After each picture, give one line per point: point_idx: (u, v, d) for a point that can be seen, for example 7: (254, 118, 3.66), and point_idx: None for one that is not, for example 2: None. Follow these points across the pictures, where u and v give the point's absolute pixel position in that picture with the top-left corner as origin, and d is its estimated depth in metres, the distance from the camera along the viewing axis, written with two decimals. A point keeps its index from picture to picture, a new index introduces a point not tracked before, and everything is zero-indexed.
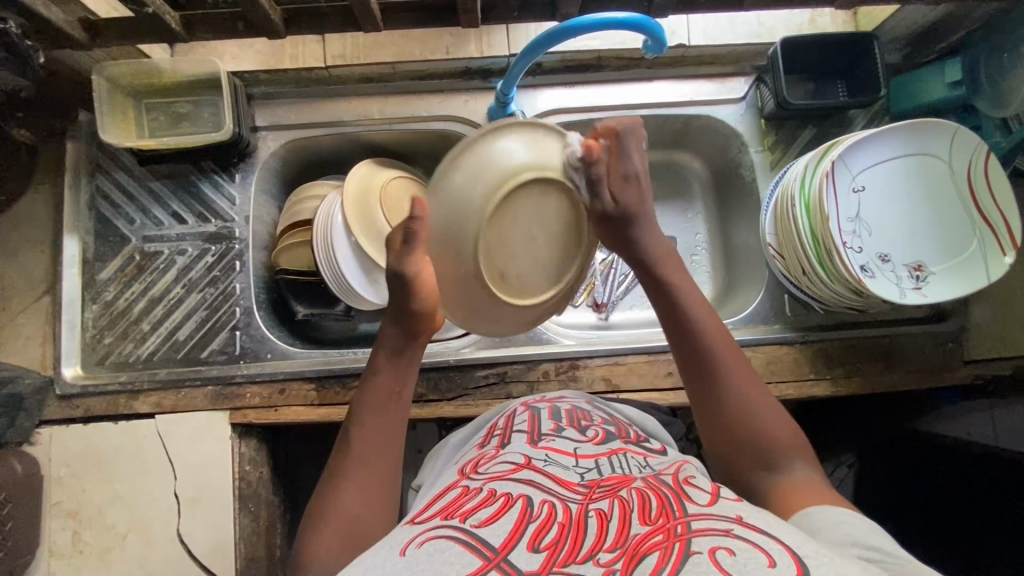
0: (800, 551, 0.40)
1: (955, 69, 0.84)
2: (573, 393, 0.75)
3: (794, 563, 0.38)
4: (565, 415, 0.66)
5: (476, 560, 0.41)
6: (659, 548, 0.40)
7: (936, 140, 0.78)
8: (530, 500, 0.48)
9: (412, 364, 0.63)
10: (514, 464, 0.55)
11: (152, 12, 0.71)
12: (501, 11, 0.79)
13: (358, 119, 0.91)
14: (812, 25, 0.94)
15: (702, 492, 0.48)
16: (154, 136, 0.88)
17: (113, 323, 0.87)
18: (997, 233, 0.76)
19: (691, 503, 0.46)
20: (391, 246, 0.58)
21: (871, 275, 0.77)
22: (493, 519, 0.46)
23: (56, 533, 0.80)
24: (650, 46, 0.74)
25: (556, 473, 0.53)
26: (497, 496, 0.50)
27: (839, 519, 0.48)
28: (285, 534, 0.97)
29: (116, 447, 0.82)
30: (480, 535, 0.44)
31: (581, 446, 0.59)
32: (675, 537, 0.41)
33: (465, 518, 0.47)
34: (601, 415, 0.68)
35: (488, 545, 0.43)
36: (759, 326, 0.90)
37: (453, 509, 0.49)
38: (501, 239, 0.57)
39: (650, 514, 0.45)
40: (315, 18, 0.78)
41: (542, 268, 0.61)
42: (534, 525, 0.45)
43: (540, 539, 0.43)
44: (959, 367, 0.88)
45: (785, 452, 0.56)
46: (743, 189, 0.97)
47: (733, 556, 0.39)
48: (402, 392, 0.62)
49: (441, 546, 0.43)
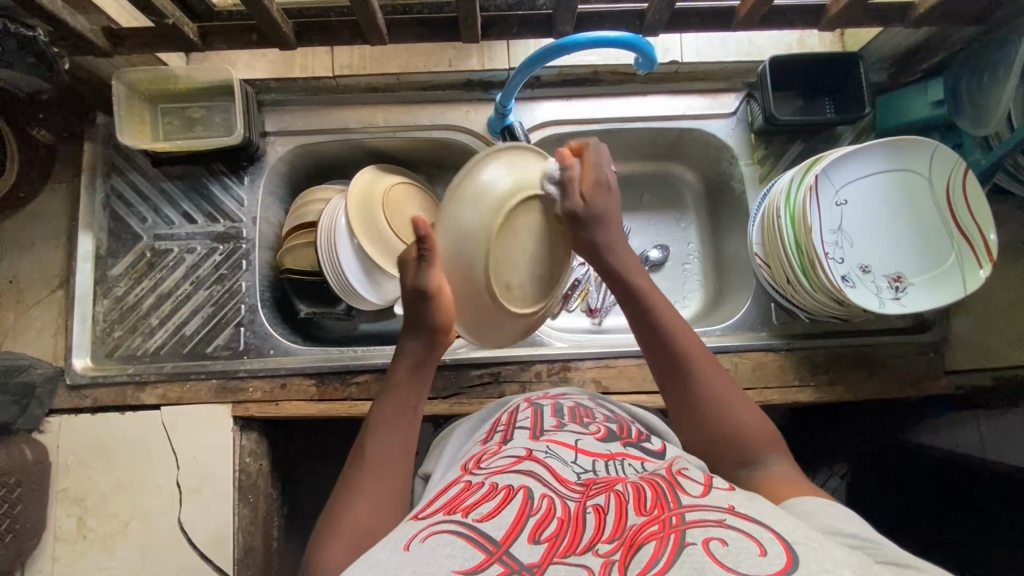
0: (790, 538, 0.42)
1: (938, 88, 0.87)
2: (576, 391, 0.77)
3: (784, 551, 0.40)
4: (568, 412, 0.68)
5: (478, 554, 0.43)
6: (655, 537, 0.43)
7: (917, 157, 0.81)
8: (530, 494, 0.51)
9: (424, 382, 0.68)
10: (515, 457, 0.57)
11: (172, 24, 0.75)
12: (500, 28, 0.83)
13: (365, 127, 0.95)
14: (801, 44, 0.98)
15: (695, 484, 0.50)
16: (168, 139, 0.91)
17: (124, 316, 0.91)
18: (974, 246, 0.79)
19: (685, 495, 0.48)
20: (407, 264, 0.64)
21: (852, 285, 0.80)
22: (495, 513, 0.48)
23: (62, 519, 0.83)
24: (642, 63, 0.77)
25: (555, 467, 0.55)
26: (499, 490, 0.52)
27: (818, 509, 0.50)
28: (280, 528, 0.99)
29: (122, 437, 0.85)
30: (482, 529, 0.46)
31: (582, 439, 0.61)
32: (670, 528, 0.43)
33: (468, 513, 0.49)
34: (603, 412, 0.70)
35: (490, 539, 0.45)
36: (746, 333, 0.93)
37: (457, 502, 0.51)
38: (509, 249, 0.63)
39: (645, 505, 0.47)
40: (325, 31, 0.81)
41: (544, 274, 0.67)
42: (535, 518, 0.47)
43: (541, 531, 0.46)
44: (941, 376, 0.90)
45: (769, 445, 0.60)
46: (733, 202, 1.00)
47: (726, 546, 0.41)
48: (413, 408, 0.66)
49: (445, 540, 0.45)
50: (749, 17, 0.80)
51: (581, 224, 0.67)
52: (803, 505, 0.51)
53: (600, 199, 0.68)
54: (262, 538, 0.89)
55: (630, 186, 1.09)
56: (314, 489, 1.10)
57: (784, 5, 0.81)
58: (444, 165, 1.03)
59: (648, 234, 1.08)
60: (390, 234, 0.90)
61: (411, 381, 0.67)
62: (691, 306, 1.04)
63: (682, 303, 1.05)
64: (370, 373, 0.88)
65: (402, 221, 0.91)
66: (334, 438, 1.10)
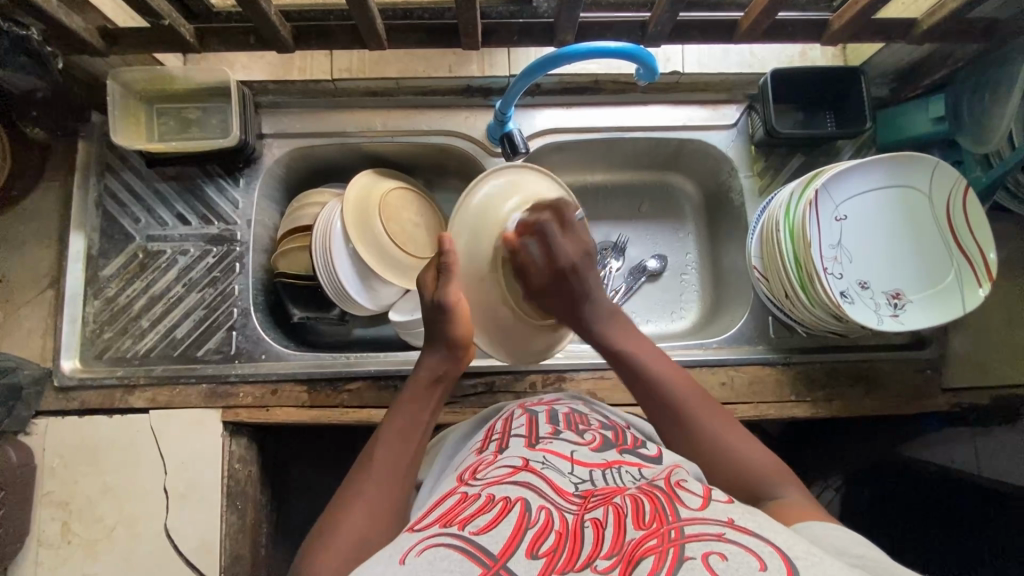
0: (790, 552, 0.40)
1: (939, 105, 0.86)
2: (570, 397, 0.77)
3: (784, 566, 0.38)
4: (563, 419, 0.67)
5: (474, 568, 0.41)
6: (654, 552, 0.40)
7: (918, 175, 0.81)
8: (527, 506, 0.49)
9: (435, 400, 0.69)
10: (512, 468, 0.56)
11: (168, 25, 0.75)
12: (501, 36, 0.82)
13: (362, 130, 0.94)
14: (803, 57, 0.98)
15: (694, 496, 0.48)
16: (163, 139, 0.90)
17: (113, 318, 0.89)
18: (974, 265, 0.79)
19: (684, 507, 0.46)
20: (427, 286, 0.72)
21: (850, 301, 0.80)
22: (491, 526, 0.46)
23: (46, 522, 0.81)
24: (643, 74, 0.76)
25: (553, 478, 0.54)
26: (495, 502, 0.50)
27: (826, 532, 0.48)
28: (267, 533, 0.98)
29: (109, 440, 0.84)
30: (478, 543, 0.44)
31: (578, 450, 0.60)
32: (670, 542, 0.41)
33: (464, 526, 0.47)
34: (597, 418, 0.70)
35: (487, 552, 0.43)
36: (743, 346, 0.92)
37: (453, 515, 0.49)
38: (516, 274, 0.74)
39: (644, 519, 0.45)
40: (324, 35, 0.81)
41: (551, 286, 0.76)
42: (532, 531, 0.45)
43: (538, 546, 0.44)
44: (938, 394, 0.90)
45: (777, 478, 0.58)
46: (732, 214, 1.00)
47: (725, 560, 0.39)
48: (423, 421, 0.67)
49: (441, 554, 0.43)
50: (752, 30, 0.79)
51: (563, 302, 0.73)
52: (811, 530, 0.49)
53: (563, 278, 0.72)
54: (250, 545, 0.88)
55: (629, 195, 1.08)
56: (303, 495, 1.09)
57: (789, 19, 0.81)
58: (442, 171, 1.03)
59: (646, 244, 1.07)
60: (386, 242, 0.89)
61: (426, 394, 0.69)
62: (688, 317, 1.04)
63: (679, 314, 1.04)
64: (364, 380, 0.87)
65: (400, 228, 0.91)
66: (326, 441, 1.09)
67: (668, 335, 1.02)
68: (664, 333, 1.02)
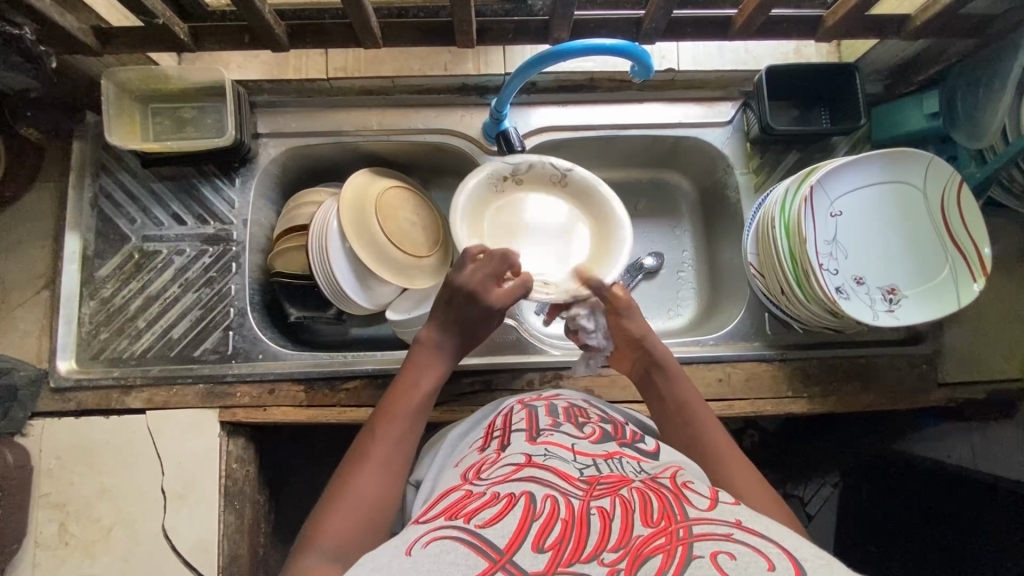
0: (798, 554, 0.40)
1: (933, 101, 0.86)
2: (569, 392, 0.77)
3: (793, 567, 0.38)
4: (563, 412, 0.68)
5: (481, 562, 0.41)
6: (662, 551, 0.40)
7: (912, 170, 0.81)
8: (532, 498, 0.49)
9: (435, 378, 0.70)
10: (515, 463, 0.56)
11: (162, 23, 0.75)
12: (496, 34, 0.82)
13: (358, 129, 0.94)
14: (798, 54, 0.98)
15: (701, 497, 0.48)
16: (158, 139, 0.90)
17: (110, 319, 0.89)
18: (968, 259, 0.79)
19: (691, 507, 0.46)
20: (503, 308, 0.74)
21: (846, 296, 0.80)
22: (498, 519, 0.46)
23: (43, 524, 0.81)
24: (638, 72, 0.76)
25: (557, 468, 0.54)
26: (500, 496, 0.50)
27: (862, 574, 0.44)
28: (266, 534, 0.97)
29: (105, 441, 0.83)
30: (484, 536, 0.44)
31: (578, 442, 0.60)
32: (678, 540, 0.41)
33: (470, 518, 0.47)
34: (598, 412, 0.70)
35: (494, 546, 0.43)
36: (739, 343, 0.92)
37: (457, 508, 0.49)
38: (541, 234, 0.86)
39: (652, 516, 0.45)
40: (319, 34, 0.81)
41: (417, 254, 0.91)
42: (538, 523, 0.45)
43: (545, 538, 0.44)
44: (934, 389, 0.90)
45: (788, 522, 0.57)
46: (728, 210, 1.00)
47: (734, 560, 0.39)
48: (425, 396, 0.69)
49: (448, 547, 0.43)
50: (745, 27, 0.79)
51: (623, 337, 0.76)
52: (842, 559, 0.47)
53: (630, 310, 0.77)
54: (248, 544, 0.88)
55: (625, 193, 1.08)
56: (301, 494, 1.09)
57: (782, 16, 0.81)
58: (439, 169, 1.03)
59: (643, 242, 1.07)
60: (382, 240, 0.89)
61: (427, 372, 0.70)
62: (685, 314, 1.04)
63: (676, 311, 1.04)
64: (361, 379, 0.87)
65: (397, 227, 0.91)
66: (324, 440, 1.09)
67: (665, 332, 1.02)
68: (662, 330, 1.02)
